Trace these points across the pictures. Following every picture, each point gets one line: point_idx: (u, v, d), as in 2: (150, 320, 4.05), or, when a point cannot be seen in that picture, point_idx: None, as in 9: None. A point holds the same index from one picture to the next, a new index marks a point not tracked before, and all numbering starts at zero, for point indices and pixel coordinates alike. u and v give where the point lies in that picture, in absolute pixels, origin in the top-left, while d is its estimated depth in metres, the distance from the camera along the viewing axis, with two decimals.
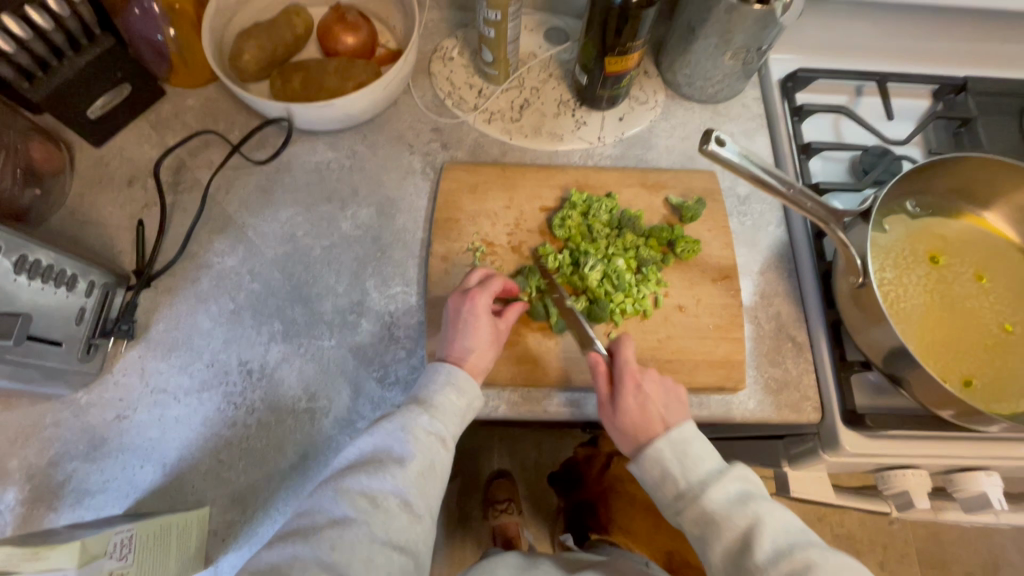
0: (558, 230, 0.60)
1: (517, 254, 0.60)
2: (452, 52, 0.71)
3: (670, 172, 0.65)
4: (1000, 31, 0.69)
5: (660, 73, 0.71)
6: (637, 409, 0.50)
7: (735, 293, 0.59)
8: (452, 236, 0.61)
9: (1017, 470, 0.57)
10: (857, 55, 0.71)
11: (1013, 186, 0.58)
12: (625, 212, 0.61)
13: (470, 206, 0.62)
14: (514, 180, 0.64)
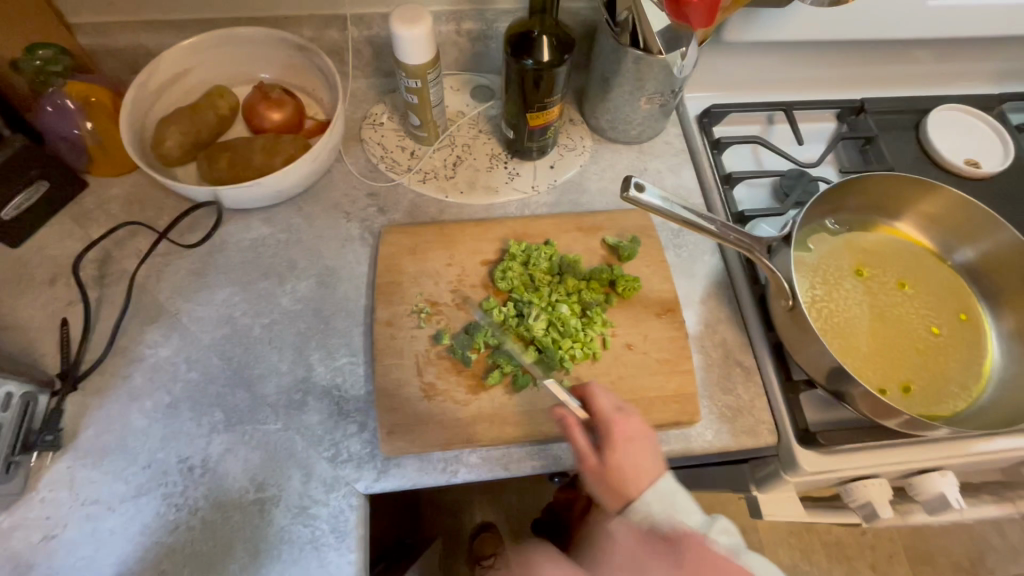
0: (500, 282, 0.60)
1: (463, 311, 0.60)
2: (382, 118, 0.72)
3: (605, 214, 0.67)
4: (887, 59, 0.75)
5: (585, 119, 0.74)
6: (621, 461, 0.49)
7: (679, 325, 0.60)
8: (396, 300, 0.60)
9: (968, 466, 0.59)
10: (765, 88, 0.76)
11: (917, 196, 0.61)
12: (564, 258, 0.62)
13: (412, 267, 0.62)
14: (453, 237, 0.64)
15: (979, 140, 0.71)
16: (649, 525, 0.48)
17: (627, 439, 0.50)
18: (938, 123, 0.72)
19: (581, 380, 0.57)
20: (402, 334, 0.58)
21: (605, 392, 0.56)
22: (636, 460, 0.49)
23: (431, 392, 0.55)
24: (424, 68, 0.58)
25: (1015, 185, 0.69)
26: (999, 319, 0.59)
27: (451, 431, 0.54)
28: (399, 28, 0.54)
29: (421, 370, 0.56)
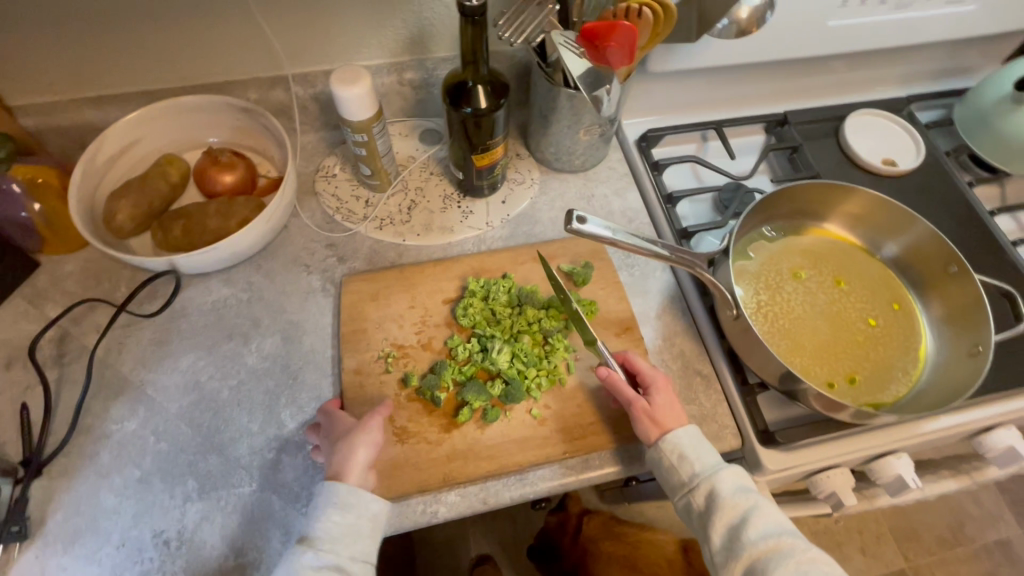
0: (463, 319, 0.62)
1: (430, 350, 0.61)
2: (335, 169, 0.74)
3: (557, 243, 0.70)
4: (807, 73, 0.80)
5: (531, 153, 0.77)
6: (666, 403, 0.56)
7: (637, 340, 0.63)
8: (362, 347, 0.61)
9: (919, 446, 0.63)
10: (696, 109, 0.81)
11: (840, 199, 0.66)
12: (522, 289, 0.64)
13: (376, 313, 0.63)
14: (414, 279, 0.66)
15: (894, 141, 0.77)
16: (676, 453, 0.53)
17: (668, 388, 0.57)
18: (855, 128, 0.78)
19: (550, 407, 0.59)
20: (371, 379, 0.59)
21: (572, 416, 0.58)
22: (674, 406, 0.56)
23: (403, 436, 0.56)
24: (368, 123, 0.60)
25: (929, 179, 0.75)
26: (928, 306, 0.64)
27: (425, 472, 0.55)
28: (339, 89, 0.56)
29: (392, 415, 0.57)
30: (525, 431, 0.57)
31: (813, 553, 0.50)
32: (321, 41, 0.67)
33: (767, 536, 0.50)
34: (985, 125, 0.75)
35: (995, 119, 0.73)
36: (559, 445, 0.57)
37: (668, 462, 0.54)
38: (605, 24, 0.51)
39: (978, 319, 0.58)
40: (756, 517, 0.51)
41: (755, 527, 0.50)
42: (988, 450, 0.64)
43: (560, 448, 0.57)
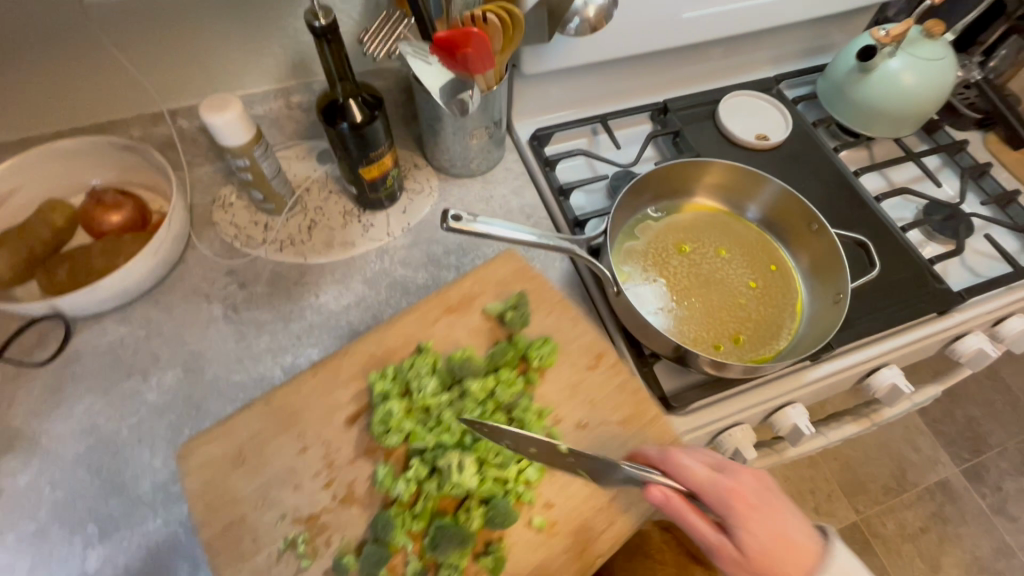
0: (386, 440, 0.53)
1: (348, 507, 0.53)
2: (231, 198, 0.74)
3: (469, 282, 0.64)
4: (683, 63, 0.85)
5: (428, 162, 0.79)
6: (757, 542, 0.48)
7: (612, 369, 0.60)
8: (246, 553, 0.51)
9: (812, 394, 0.68)
10: (582, 106, 0.85)
11: (711, 174, 0.70)
12: (450, 363, 0.57)
13: (247, 487, 0.53)
14: (294, 415, 0.56)
15: (766, 118, 0.83)
16: None
17: (757, 516, 0.48)
18: (729, 109, 0.83)
19: (553, 505, 0.53)
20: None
21: (585, 506, 0.53)
22: (776, 531, 0.48)
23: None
24: (248, 147, 0.61)
25: (799, 149, 0.80)
26: (799, 260, 0.69)
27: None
28: (209, 117, 0.57)
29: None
30: (539, 553, 0.51)
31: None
32: (199, 70, 0.69)
33: None
34: (841, 97, 0.81)
35: (849, 90, 0.80)
36: (585, 556, 0.51)
37: None
38: (459, 34, 0.53)
39: (837, 269, 0.63)
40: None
41: None
42: (876, 390, 0.70)
43: (590, 551, 0.51)
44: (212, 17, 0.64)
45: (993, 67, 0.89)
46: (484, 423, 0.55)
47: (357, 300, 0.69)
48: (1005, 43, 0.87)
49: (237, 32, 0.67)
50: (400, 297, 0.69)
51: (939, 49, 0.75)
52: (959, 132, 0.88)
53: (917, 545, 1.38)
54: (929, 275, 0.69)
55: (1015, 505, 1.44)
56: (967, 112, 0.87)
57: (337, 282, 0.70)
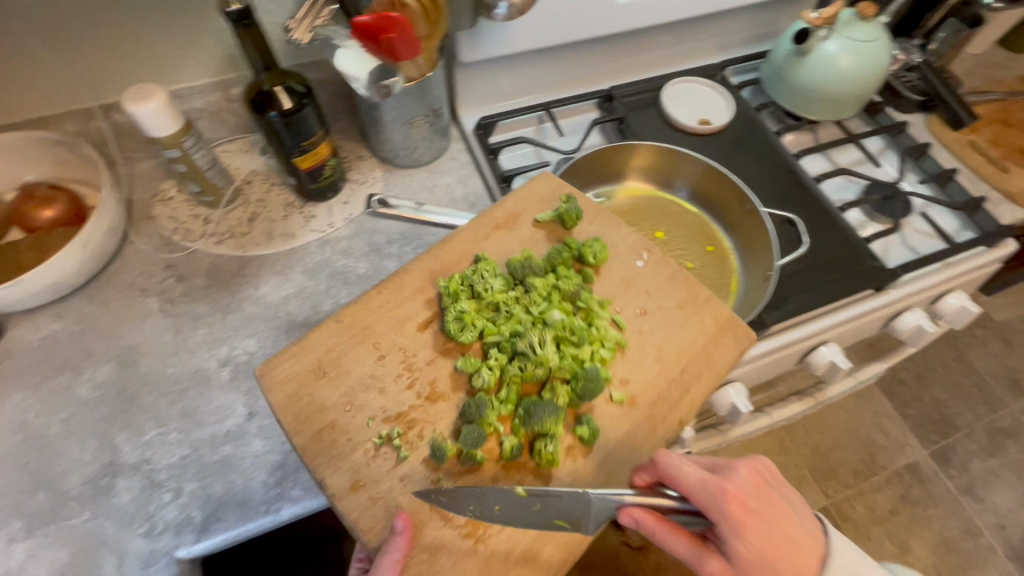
0: (462, 337, 0.57)
1: (437, 403, 0.56)
2: (171, 192, 0.73)
3: (512, 201, 0.67)
4: (629, 51, 0.85)
5: (372, 153, 0.79)
6: (758, 556, 0.44)
7: (663, 264, 0.64)
8: (342, 453, 0.53)
9: (748, 372, 0.70)
10: (528, 94, 0.85)
11: (644, 157, 0.72)
12: (513, 263, 0.60)
13: (333, 394, 0.55)
14: (366, 327, 0.59)
15: (710, 103, 0.84)
16: None
17: (753, 528, 0.45)
18: (673, 96, 0.84)
19: (629, 381, 0.58)
20: (381, 484, 0.52)
21: (659, 378, 0.58)
22: (784, 527, 0.46)
23: (479, 530, 0.50)
24: (177, 137, 0.61)
25: (742, 132, 0.81)
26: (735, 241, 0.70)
27: (543, 548, 0.50)
28: (132, 107, 0.56)
29: (446, 514, 0.51)
30: (628, 421, 0.56)
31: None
32: (134, 62, 0.69)
33: None
34: (782, 81, 0.82)
35: (788, 75, 0.81)
36: (670, 419, 0.57)
37: None
38: (379, 17, 0.53)
39: (765, 248, 0.64)
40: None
41: None
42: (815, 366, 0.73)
43: (672, 417, 0.57)
44: (142, 8, 0.64)
45: (933, 50, 0.90)
46: (555, 310, 0.58)
47: (297, 291, 0.68)
48: (943, 26, 0.88)
49: (170, 24, 0.66)
50: (340, 287, 0.69)
51: (873, 30, 0.76)
52: (901, 113, 0.89)
53: (886, 527, 1.39)
54: (865, 252, 0.70)
55: (982, 486, 1.46)
56: (909, 93, 0.89)
57: (276, 274, 0.69)
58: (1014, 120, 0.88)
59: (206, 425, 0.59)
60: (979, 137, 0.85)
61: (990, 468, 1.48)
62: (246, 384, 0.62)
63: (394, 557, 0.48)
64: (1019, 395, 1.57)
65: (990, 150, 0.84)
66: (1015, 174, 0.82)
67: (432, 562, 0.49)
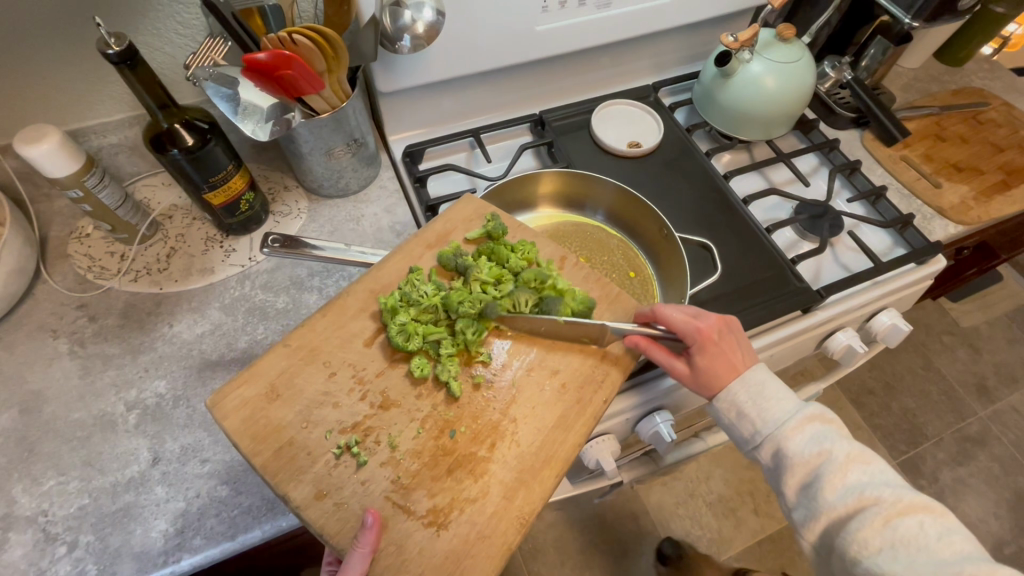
0: (410, 347, 0.55)
1: (389, 409, 0.53)
2: (89, 229, 0.72)
3: (439, 218, 0.65)
4: (562, 75, 0.85)
5: (298, 184, 0.78)
6: (713, 365, 0.56)
7: (577, 264, 0.63)
8: (303, 466, 0.50)
9: (675, 400, 0.70)
10: (460, 120, 0.86)
11: (553, 183, 0.74)
12: (444, 257, 0.60)
13: (289, 413, 0.52)
14: (315, 348, 0.55)
15: (640, 126, 0.84)
16: (735, 412, 0.56)
17: (713, 345, 0.55)
18: (603, 120, 0.84)
19: (560, 371, 0.56)
20: (345, 489, 0.50)
21: (586, 363, 0.57)
22: (735, 349, 0.56)
23: (440, 518, 0.49)
24: (77, 176, 0.60)
25: (671, 152, 0.82)
26: (655, 265, 0.71)
27: (496, 530, 0.48)
28: (24, 150, 0.55)
29: (407, 508, 0.49)
30: (557, 409, 0.54)
31: (925, 527, 0.46)
32: (42, 101, 0.67)
33: (845, 495, 0.50)
34: (712, 101, 0.82)
35: (716, 95, 0.81)
36: (596, 400, 0.55)
37: (729, 420, 0.57)
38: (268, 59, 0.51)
39: (679, 273, 0.66)
40: (832, 474, 0.51)
41: (832, 486, 0.51)
42: None
43: (599, 397, 0.55)
44: (45, 47, 0.63)
45: (864, 67, 0.91)
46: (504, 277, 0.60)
47: (213, 328, 0.67)
48: (873, 42, 0.89)
49: (75, 63, 0.65)
50: (258, 323, 0.68)
51: (794, 51, 0.76)
52: (835, 130, 0.90)
53: None
54: (790, 274, 0.70)
55: (952, 495, 1.44)
56: (842, 110, 0.89)
57: (193, 310, 0.68)
58: (947, 135, 0.89)
59: (107, 472, 0.57)
60: (911, 152, 0.86)
61: (959, 476, 1.47)
62: (152, 428, 0.60)
63: (363, 551, 0.46)
64: (987, 401, 1.57)
65: (923, 165, 0.84)
66: (947, 189, 0.82)
67: (401, 553, 0.47)
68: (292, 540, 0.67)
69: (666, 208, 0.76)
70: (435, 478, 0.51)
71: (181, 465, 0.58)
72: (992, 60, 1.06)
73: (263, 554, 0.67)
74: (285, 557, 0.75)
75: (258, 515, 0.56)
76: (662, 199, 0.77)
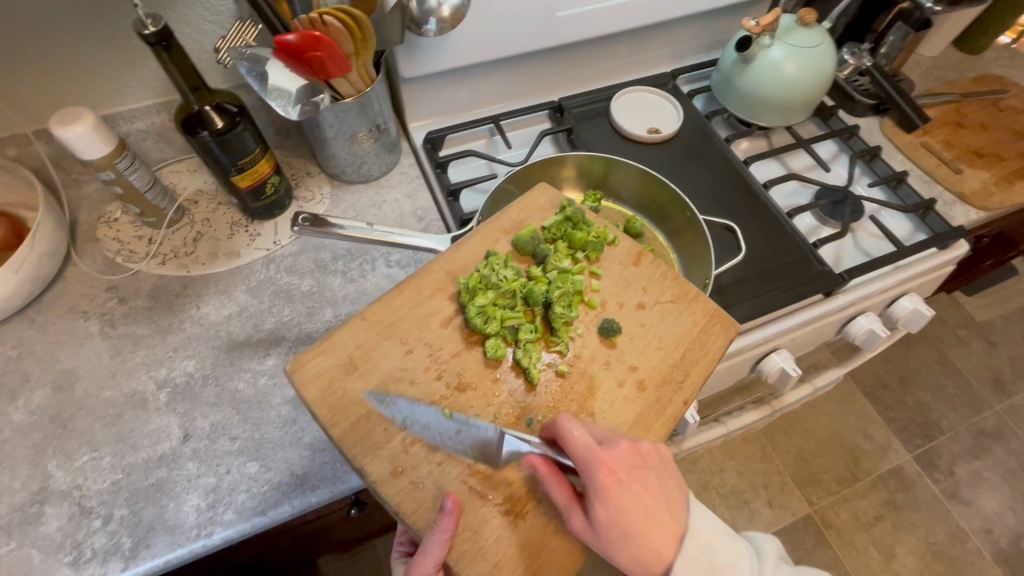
0: (487, 330, 0.55)
1: (464, 391, 0.53)
2: (117, 214, 0.73)
3: (515, 207, 0.64)
4: (581, 62, 0.86)
5: (320, 169, 0.78)
6: (641, 510, 0.46)
7: (654, 264, 0.62)
8: (378, 442, 0.49)
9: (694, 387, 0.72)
10: (479, 107, 0.86)
11: (569, 168, 0.74)
12: (519, 243, 0.60)
13: (366, 387, 0.51)
14: (393, 322, 0.55)
15: (660, 112, 0.85)
16: None
17: (620, 493, 0.45)
18: (622, 106, 0.85)
19: (639, 368, 0.55)
20: (420, 469, 0.49)
21: (664, 363, 0.56)
22: (652, 503, 0.46)
23: (518, 507, 0.48)
24: (110, 159, 0.61)
25: (691, 138, 0.82)
26: (681, 255, 0.71)
27: (575, 524, 0.48)
28: (60, 131, 0.56)
29: (484, 493, 0.48)
30: (637, 406, 0.54)
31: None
32: (74, 86, 0.69)
33: None
34: (731, 88, 0.83)
35: (736, 82, 0.81)
36: (677, 400, 0.54)
37: None
38: (305, 40, 0.52)
39: (704, 258, 0.67)
40: None
41: None
42: (768, 373, 0.74)
43: (680, 397, 0.54)
44: (78, 33, 0.64)
45: (883, 54, 0.91)
46: (577, 260, 0.61)
47: (239, 310, 0.68)
48: (893, 29, 0.89)
49: (107, 48, 0.67)
50: (284, 304, 0.69)
51: (815, 36, 0.76)
52: (854, 118, 0.90)
53: (871, 534, 1.36)
54: (812, 258, 0.70)
55: (968, 489, 1.43)
56: (861, 97, 0.89)
57: (219, 293, 0.69)
58: (968, 122, 0.88)
59: (140, 449, 0.58)
60: (932, 138, 0.86)
61: (975, 470, 1.45)
62: (182, 406, 0.61)
63: (443, 536, 0.45)
64: (1003, 395, 1.56)
65: (944, 151, 0.84)
66: (968, 175, 0.81)
67: (478, 539, 0.47)
68: (314, 522, 0.68)
69: (687, 192, 0.76)
70: (513, 465, 0.50)
71: (211, 442, 0.59)
72: (1011, 48, 1.05)
73: (288, 534, 0.68)
74: (306, 540, 0.76)
75: (288, 491, 0.56)
76: (682, 183, 0.77)
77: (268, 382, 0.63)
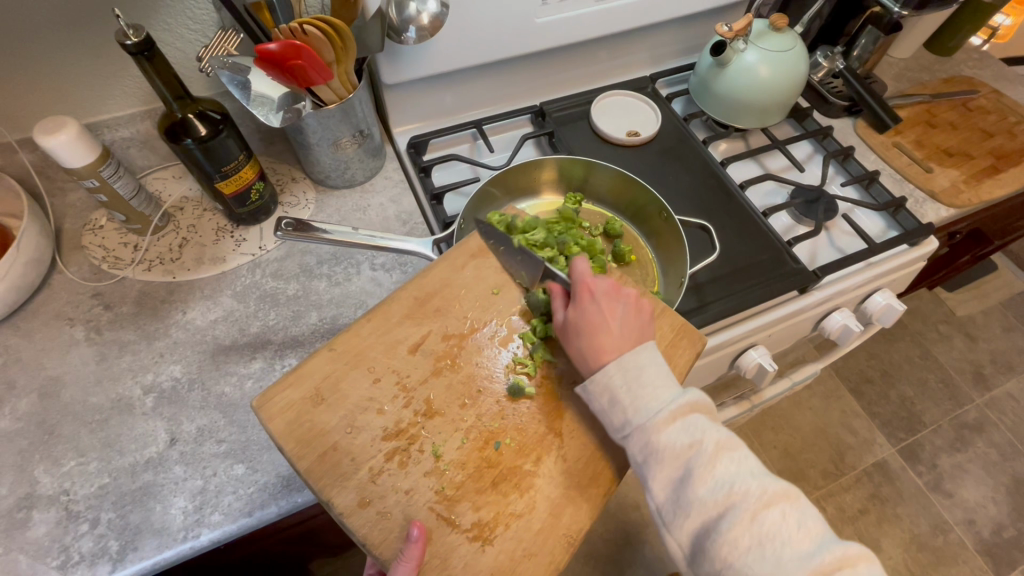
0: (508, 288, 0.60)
1: (439, 399, 0.54)
2: (102, 221, 0.74)
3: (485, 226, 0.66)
4: (561, 67, 0.87)
5: (305, 175, 0.79)
6: (600, 318, 0.55)
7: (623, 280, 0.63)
8: (348, 471, 0.50)
9: None
10: (462, 112, 0.88)
11: (544, 171, 0.76)
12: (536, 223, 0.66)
13: (333, 417, 0.52)
14: (360, 352, 0.55)
15: (638, 115, 0.87)
16: (608, 397, 0.52)
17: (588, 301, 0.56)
18: (601, 111, 0.87)
19: None
20: (388, 498, 0.50)
21: None
22: (611, 317, 0.55)
23: (486, 533, 0.49)
24: (93, 167, 0.62)
25: (668, 139, 0.84)
26: (657, 253, 0.73)
27: (542, 548, 0.49)
28: (44, 140, 0.57)
29: (452, 520, 0.50)
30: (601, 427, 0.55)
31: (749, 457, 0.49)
32: (57, 94, 0.69)
33: (716, 487, 0.47)
34: (707, 91, 0.85)
35: (712, 84, 0.83)
36: None
37: (600, 405, 0.52)
38: (288, 48, 0.53)
39: (676, 262, 0.69)
40: (701, 467, 0.48)
41: (704, 482, 0.47)
42: (745, 368, 0.76)
43: None
44: (59, 44, 0.65)
45: (855, 57, 0.93)
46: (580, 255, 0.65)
47: (225, 314, 0.69)
48: (863, 33, 0.91)
49: (89, 57, 0.67)
50: (269, 309, 0.69)
51: (787, 39, 0.78)
52: (829, 119, 0.92)
53: (856, 527, 1.38)
54: (786, 256, 0.72)
55: (951, 481, 1.46)
56: (834, 99, 0.91)
57: (206, 299, 0.70)
58: (938, 122, 0.91)
59: (126, 453, 0.59)
60: (903, 139, 0.88)
61: (957, 463, 1.48)
62: (168, 410, 0.62)
63: (409, 564, 0.46)
64: (983, 388, 1.59)
65: (914, 151, 0.86)
66: (938, 174, 0.84)
67: (446, 566, 0.48)
68: (303, 524, 0.69)
69: (665, 193, 0.78)
70: (480, 490, 0.51)
71: (198, 445, 0.60)
72: (982, 50, 1.08)
73: (277, 536, 0.69)
74: (297, 542, 0.76)
75: (274, 493, 0.57)
76: (658, 185, 0.79)
77: (253, 386, 0.64)
